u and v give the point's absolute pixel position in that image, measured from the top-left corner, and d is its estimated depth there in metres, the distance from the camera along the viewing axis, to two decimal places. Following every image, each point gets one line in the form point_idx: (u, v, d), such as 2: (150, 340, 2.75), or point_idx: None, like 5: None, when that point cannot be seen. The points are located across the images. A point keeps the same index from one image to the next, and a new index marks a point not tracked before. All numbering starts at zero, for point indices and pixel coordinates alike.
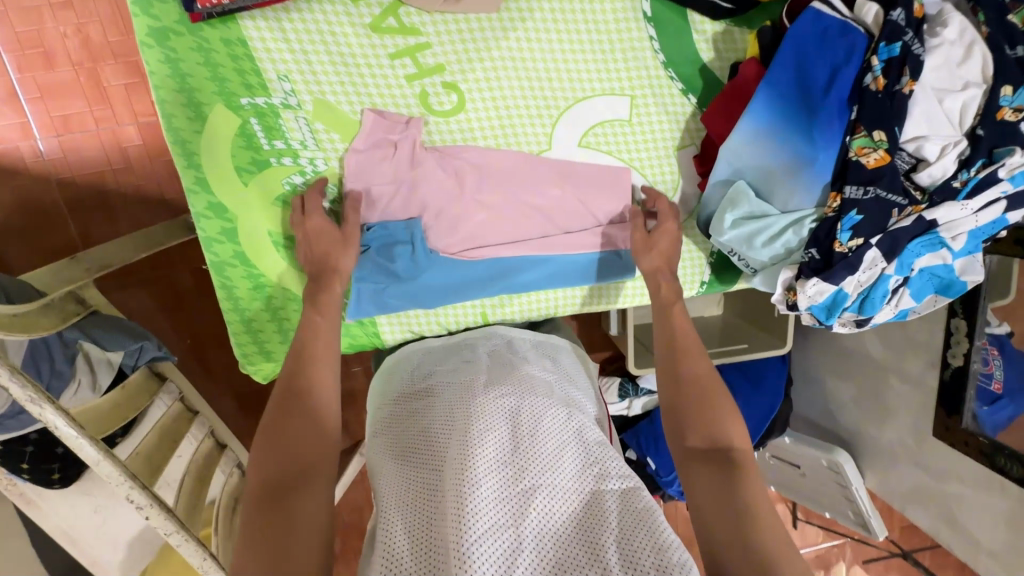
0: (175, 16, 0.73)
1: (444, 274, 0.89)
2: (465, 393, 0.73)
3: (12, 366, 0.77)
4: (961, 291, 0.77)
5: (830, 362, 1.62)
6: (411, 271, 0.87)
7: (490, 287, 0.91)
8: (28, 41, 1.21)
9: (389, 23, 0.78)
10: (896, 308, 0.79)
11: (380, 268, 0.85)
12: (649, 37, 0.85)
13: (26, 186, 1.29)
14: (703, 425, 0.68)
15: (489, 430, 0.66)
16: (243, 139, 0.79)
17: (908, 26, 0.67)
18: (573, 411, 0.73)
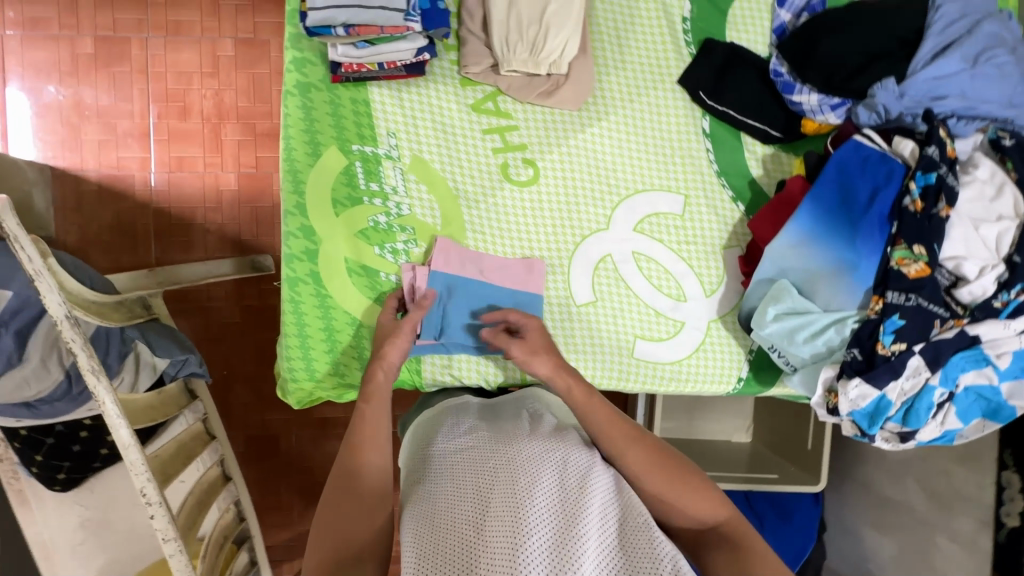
0: (319, 75, 0.89)
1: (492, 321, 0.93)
2: (508, 444, 0.73)
3: (86, 337, 0.83)
4: (1008, 418, 0.76)
5: (858, 509, 1.45)
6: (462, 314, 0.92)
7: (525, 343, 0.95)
8: (174, 97, 1.73)
9: (488, 106, 0.93)
10: (942, 427, 0.78)
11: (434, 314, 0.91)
12: (706, 148, 0.97)
13: (127, 207, 1.74)
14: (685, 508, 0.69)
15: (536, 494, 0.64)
16: (345, 177, 0.91)
17: (942, 161, 0.76)
18: (619, 482, 0.70)
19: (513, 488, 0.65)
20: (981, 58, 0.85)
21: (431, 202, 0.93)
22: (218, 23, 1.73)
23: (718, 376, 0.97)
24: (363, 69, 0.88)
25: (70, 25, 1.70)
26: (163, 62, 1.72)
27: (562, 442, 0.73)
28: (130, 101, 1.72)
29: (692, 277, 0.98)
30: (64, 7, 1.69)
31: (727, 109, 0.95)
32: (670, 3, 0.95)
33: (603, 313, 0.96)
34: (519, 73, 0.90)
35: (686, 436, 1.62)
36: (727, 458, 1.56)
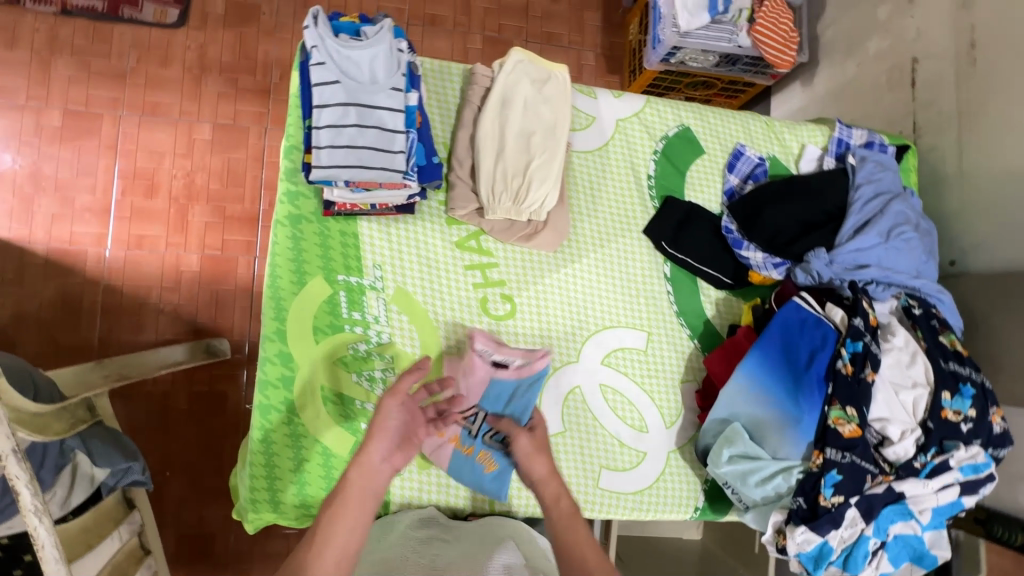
0: (311, 208, 0.94)
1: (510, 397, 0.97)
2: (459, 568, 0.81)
3: (31, 473, 0.78)
4: (930, 564, 0.85)
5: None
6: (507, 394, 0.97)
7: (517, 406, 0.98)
8: (143, 175, 1.71)
9: (471, 243, 0.99)
10: (877, 571, 0.85)
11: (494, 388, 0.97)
12: (666, 290, 1.07)
13: (75, 283, 1.65)
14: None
15: None
16: (328, 306, 0.93)
17: (867, 331, 0.88)
18: None
19: None
20: (893, 233, 1.00)
21: (411, 332, 0.96)
22: (197, 107, 1.75)
23: (675, 506, 1.02)
24: (355, 208, 0.93)
25: (38, 97, 1.67)
26: (137, 141, 1.71)
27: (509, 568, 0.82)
28: (94, 175, 1.68)
29: (653, 409, 1.04)
30: (35, 80, 1.67)
31: (685, 257, 1.05)
32: (637, 161, 1.07)
33: (572, 443, 1.00)
34: (501, 218, 0.98)
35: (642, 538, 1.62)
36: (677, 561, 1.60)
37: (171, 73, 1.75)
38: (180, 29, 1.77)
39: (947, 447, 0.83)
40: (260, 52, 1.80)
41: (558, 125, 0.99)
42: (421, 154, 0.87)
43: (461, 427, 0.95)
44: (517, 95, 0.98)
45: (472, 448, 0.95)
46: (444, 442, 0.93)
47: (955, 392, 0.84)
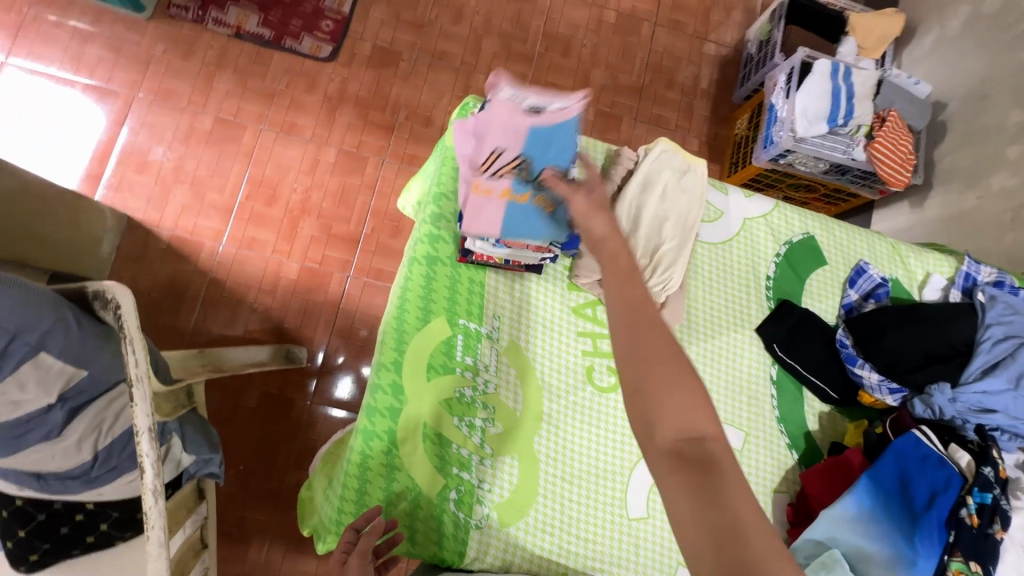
0: (447, 253, 1.00)
1: (551, 138, 0.80)
2: None
3: (156, 456, 0.77)
4: None
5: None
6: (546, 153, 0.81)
7: (568, 153, 0.82)
8: (267, 185, 1.81)
9: (587, 311, 1.03)
10: None
11: (534, 140, 0.80)
12: (770, 393, 1.05)
13: (183, 270, 1.72)
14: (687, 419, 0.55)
15: None
16: (444, 346, 0.97)
17: (996, 482, 0.84)
18: None
19: None
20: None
21: (516, 385, 0.98)
22: (329, 132, 1.88)
23: None
24: (489, 259, 0.99)
25: (196, 102, 1.83)
26: (269, 154, 1.84)
27: None
28: (226, 178, 1.80)
29: None
30: (198, 88, 1.83)
31: (794, 363, 1.05)
32: (759, 262, 1.10)
33: (654, 532, 0.98)
34: None
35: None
36: None
37: (314, 99, 1.90)
38: (330, 61, 1.92)
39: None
40: (395, 92, 1.93)
41: (689, 217, 1.04)
42: None
43: (511, 179, 0.84)
44: (658, 182, 1.02)
45: (524, 196, 0.87)
46: (494, 198, 0.88)
47: None
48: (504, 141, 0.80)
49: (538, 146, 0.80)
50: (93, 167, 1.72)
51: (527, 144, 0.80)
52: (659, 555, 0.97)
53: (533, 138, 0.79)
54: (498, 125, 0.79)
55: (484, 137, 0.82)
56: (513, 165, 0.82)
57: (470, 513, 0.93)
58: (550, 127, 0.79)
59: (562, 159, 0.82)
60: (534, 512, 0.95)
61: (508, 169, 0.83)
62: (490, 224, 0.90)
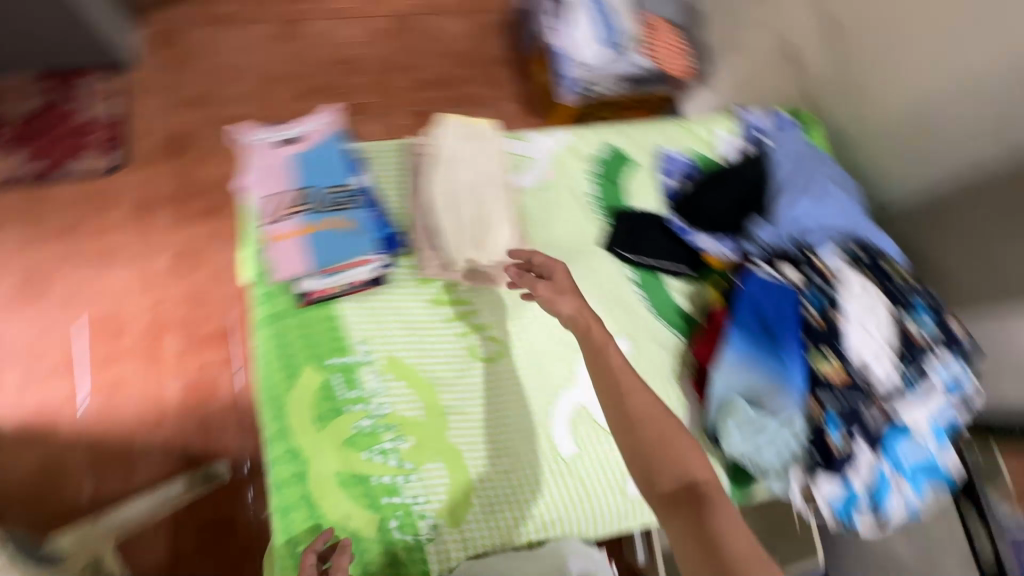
0: (287, 304, 0.97)
1: (320, 163, 1.05)
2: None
3: None
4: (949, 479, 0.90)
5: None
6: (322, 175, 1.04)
7: (339, 169, 1.06)
8: (107, 322, 1.63)
9: (447, 296, 1.04)
10: (905, 500, 0.89)
11: (309, 170, 1.04)
12: (637, 294, 1.13)
13: (51, 452, 1.51)
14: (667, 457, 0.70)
15: None
16: (323, 393, 0.94)
17: (820, 282, 0.99)
18: None
19: None
20: (815, 195, 1.11)
21: (410, 394, 0.98)
22: (154, 240, 1.73)
23: None
24: (331, 292, 0.98)
25: None
26: (94, 289, 1.65)
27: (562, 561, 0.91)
28: (56, 334, 1.60)
29: None
30: None
31: (645, 259, 1.12)
32: (576, 183, 1.15)
33: (590, 462, 1.01)
34: (468, 266, 1.03)
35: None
36: None
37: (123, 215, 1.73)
38: (119, 171, 1.77)
39: (926, 365, 0.90)
40: (204, 173, 1.79)
41: (499, 177, 1.09)
42: (382, 229, 1.03)
43: (301, 215, 1.01)
44: (458, 159, 1.07)
45: (319, 223, 1.00)
46: (287, 242, 0.99)
47: (914, 314, 0.94)
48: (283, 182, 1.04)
49: (309, 174, 1.04)
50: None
51: (301, 178, 1.04)
52: (605, 478, 1.01)
53: (302, 170, 1.04)
54: (275, 175, 1.04)
55: (268, 196, 1.03)
56: (296, 204, 1.01)
57: (416, 533, 0.92)
58: (317, 146, 1.07)
59: (335, 177, 1.05)
60: (477, 499, 0.96)
61: (296, 209, 1.01)
62: (294, 261, 0.97)
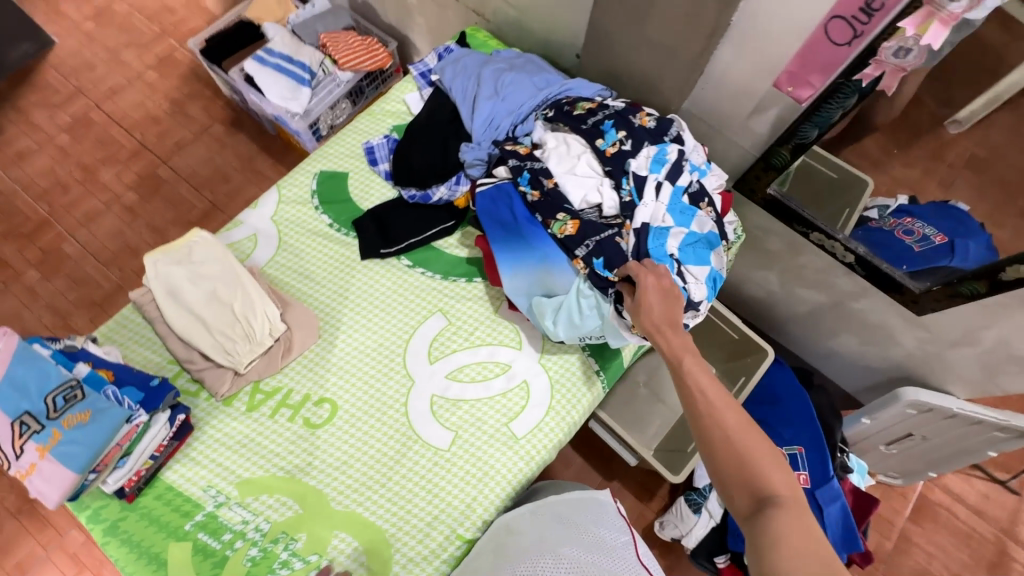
0: (117, 507, 0.95)
1: (21, 380, 0.84)
2: (515, 529, 0.95)
3: None
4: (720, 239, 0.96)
5: (832, 320, 1.56)
6: (26, 390, 0.84)
7: (47, 370, 0.86)
8: None
9: (259, 396, 1.04)
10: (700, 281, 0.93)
11: (10, 394, 0.84)
12: (421, 273, 1.15)
13: None
14: (742, 478, 0.69)
15: (543, 547, 0.87)
16: (199, 555, 0.93)
17: (524, 161, 1.01)
18: (597, 520, 0.94)
19: (537, 545, 0.88)
20: (491, 97, 1.16)
21: (278, 498, 0.98)
22: (53, 526, 1.49)
23: (582, 384, 1.08)
24: (144, 473, 0.95)
25: None
26: None
27: (549, 506, 0.98)
28: None
29: (498, 348, 1.10)
30: None
31: (408, 241, 1.15)
32: (313, 224, 1.17)
33: (471, 433, 1.04)
34: (256, 360, 1.04)
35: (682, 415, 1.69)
36: None
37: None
38: None
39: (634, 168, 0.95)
40: None
41: (227, 268, 1.06)
42: (136, 390, 0.92)
43: (28, 442, 0.82)
44: (177, 281, 1.04)
45: (54, 435, 0.82)
46: (32, 470, 0.81)
47: (603, 135, 0.98)
48: None
49: (14, 400, 0.83)
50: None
51: (7, 408, 0.83)
52: (492, 436, 1.04)
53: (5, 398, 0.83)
54: None
55: None
56: (17, 433, 0.82)
57: None
58: (8, 369, 0.85)
59: (49, 380, 0.85)
60: (394, 538, 0.97)
61: (21, 440, 0.82)
62: (58, 489, 0.81)
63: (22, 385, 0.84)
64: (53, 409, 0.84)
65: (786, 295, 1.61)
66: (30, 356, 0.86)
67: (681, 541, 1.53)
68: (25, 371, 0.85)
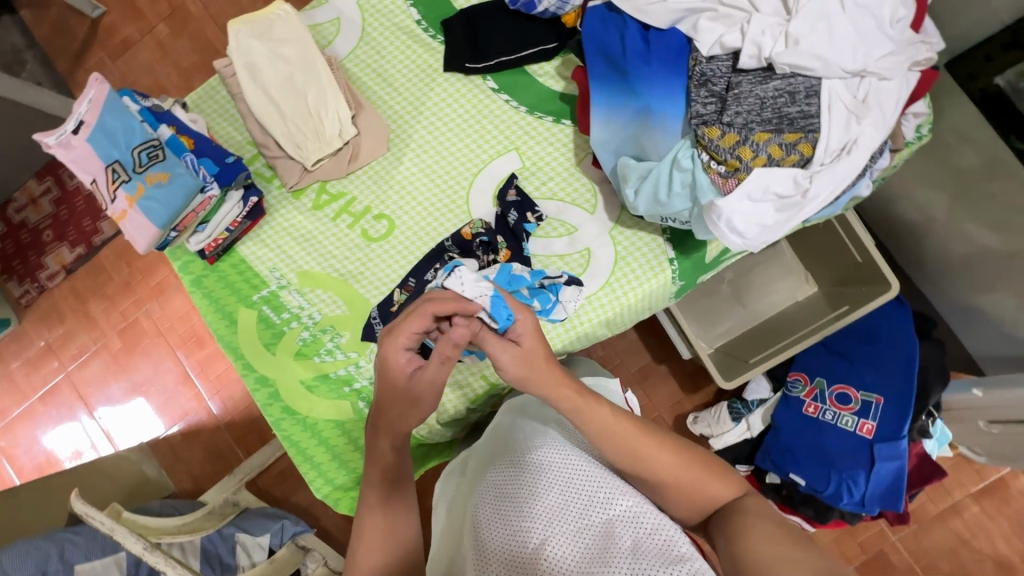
0: (200, 265, 1.06)
1: (113, 131, 0.89)
2: (493, 447, 0.83)
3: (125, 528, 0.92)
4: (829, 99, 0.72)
5: (997, 272, 1.21)
6: (114, 142, 0.89)
7: (133, 126, 0.90)
8: (186, 335, 1.69)
9: (325, 198, 1.05)
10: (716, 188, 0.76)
11: (104, 141, 0.89)
12: (505, 101, 1.01)
13: (203, 440, 1.67)
14: (685, 496, 0.73)
15: (513, 490, 0.74)
16: (263, 323, 1.05)
17: None
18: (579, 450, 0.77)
19: (506, 489, 0.74)
20: None
21: (330, 296, 1.03)
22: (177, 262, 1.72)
23: (652, 270, 0.96)
24: (223, 241, 1.03)
25: (60, 333, 1.74)
26: (153, 310, 1.70)
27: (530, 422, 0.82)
28: (143, 356, 1.70)
29: (567, 206, 0.98)
30: (55, 329, 1.74)
31: (502, 58, 0.99)
32: (402, 23, 1.05)
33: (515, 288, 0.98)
34: (325, 160, 1.02)
35: (756, 324, 1.56)
36: (801, 317, 1.51)
37: (134, 255, 1.72)
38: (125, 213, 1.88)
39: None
40: None
41: (304, 53, 0.99)
42: (211, 163, 0.95)
43: (120, 190, 0.89)
44: (256, 57, 0.99)
45: (141, 189, 0.89)
46: (124, 217, 0.90)
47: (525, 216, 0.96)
48: (93, 167, 0.90)
49: (108, 147, 0.89)
50: (58, 463, 1.72)
51: (101, 154, 0.89)
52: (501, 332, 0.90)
53: (99, 144, 0.89)
54: (76, 161, 0.90)
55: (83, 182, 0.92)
56: (111, 179, 0.89)
57: None
58: (100, 116, 0.89)
59: (135, 136, 0.90)
60: None
61: (114, 186, 0.90)
62: (146, 238, 0.91)
63: (115, 135, 0.89)
64: (139, 164, 0.89)
65: (950, 230, 1.27)
66: (118, 107, 0.90)
67: (707, 440, 1.45)
68: (115, 124, 0.89)
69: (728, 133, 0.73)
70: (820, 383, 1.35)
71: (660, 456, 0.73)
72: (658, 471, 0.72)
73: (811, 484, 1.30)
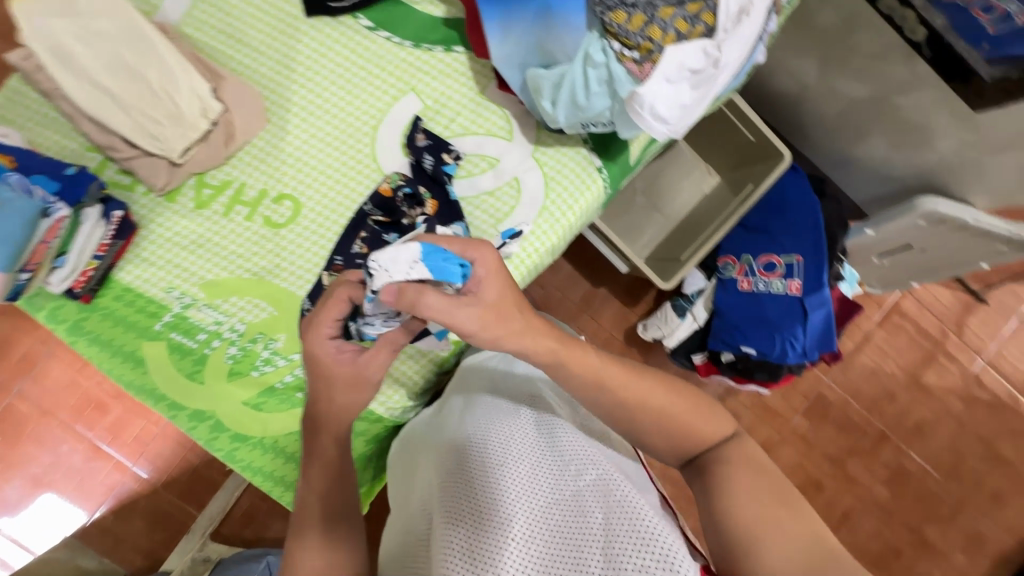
0: (74, 309, 0.88)
1: None
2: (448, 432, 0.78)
3: None
4: None
5: (868, 118, 1.33)
6: None
7: None
8: (81, 404, 1.44)
9: (208, 192, 0.90)
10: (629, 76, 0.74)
11: None
12: (385, 38, 0.91)
13: (143, 510, 1.46)
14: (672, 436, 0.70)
15: (475, 468, 0.67)
16: (178, 353, 0.90)
17: None
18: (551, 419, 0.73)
19: (467, 468, 0.68)
20: None
21: (247, 300, 0.90)
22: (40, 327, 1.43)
23: (584, 184, 0.93)
24: (95, 273, 0.85)
25: None
26: (28, 388, 1.42)
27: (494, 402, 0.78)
28: (33, 443, 1.43)
29: (484, 138, 0.92)
30: None
31: None
32: None
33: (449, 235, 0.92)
34: (195, 148, 0.87)
35: (676, 224, 1.63)
36: (713, 207, 1.60)
37: None
38: None
39: None
40: None
41: (125, 23, 0.81)
42: (47, 179, 0.79)
43: None
44: (61, 38, 0.79)
45: None
46: None
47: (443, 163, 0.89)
48: None
49: None
50: None
51: None
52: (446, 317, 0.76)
53: None
54: None
55: None
56: None
57: None
58: None
59: None
60: None
61: None
62: None
63: None
64: None
65: (823, 91, 1.36)
66: None
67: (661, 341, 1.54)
68: None
69: (632, 13, 0.71)
70: (748, 259, 1.45)
71: (643, 389, 0.70)
72: (641, 407, 0.69)
73: (760, 351, 1.41)
